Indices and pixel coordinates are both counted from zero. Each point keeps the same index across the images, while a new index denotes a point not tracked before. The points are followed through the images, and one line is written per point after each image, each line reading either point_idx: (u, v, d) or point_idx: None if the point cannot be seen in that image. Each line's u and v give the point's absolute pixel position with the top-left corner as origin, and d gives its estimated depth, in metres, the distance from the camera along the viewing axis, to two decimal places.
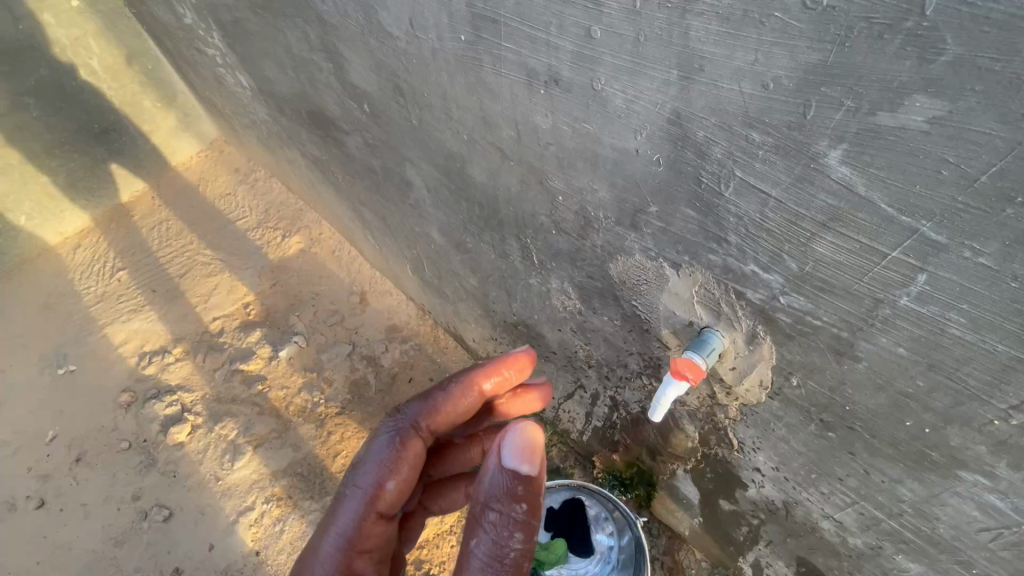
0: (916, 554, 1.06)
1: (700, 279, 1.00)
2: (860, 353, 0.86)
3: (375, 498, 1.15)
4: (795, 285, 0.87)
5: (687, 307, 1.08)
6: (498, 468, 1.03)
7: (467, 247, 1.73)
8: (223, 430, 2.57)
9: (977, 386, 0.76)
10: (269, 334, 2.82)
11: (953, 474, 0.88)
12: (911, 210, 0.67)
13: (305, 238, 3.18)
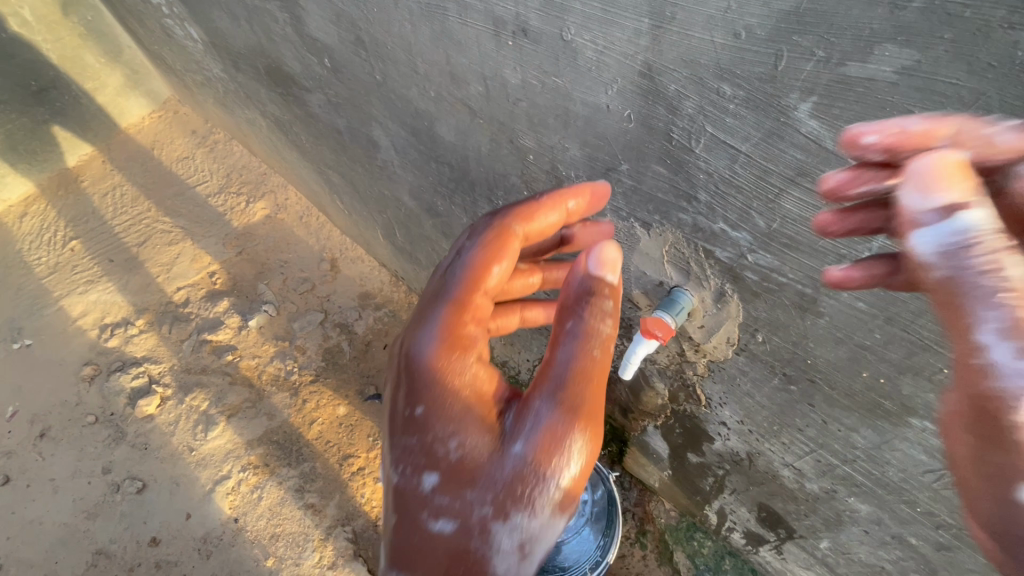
0: (868, 496, 1.13)
1: (669, 238, 1.01)
2: (822, 309, 0.89)
3: (478, 281, 0.94)
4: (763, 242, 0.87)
5: (657, 266, 1.09)
6: (585, 272, 0.89)
7: (439, 209, 1.69)
8: (194, 401, 2.52)
9: (931, 337, 0.79)
10: (237, 303, 2.76)
11: (904, 421, 0.93)
12: None
13: (270, 203, 3.08)
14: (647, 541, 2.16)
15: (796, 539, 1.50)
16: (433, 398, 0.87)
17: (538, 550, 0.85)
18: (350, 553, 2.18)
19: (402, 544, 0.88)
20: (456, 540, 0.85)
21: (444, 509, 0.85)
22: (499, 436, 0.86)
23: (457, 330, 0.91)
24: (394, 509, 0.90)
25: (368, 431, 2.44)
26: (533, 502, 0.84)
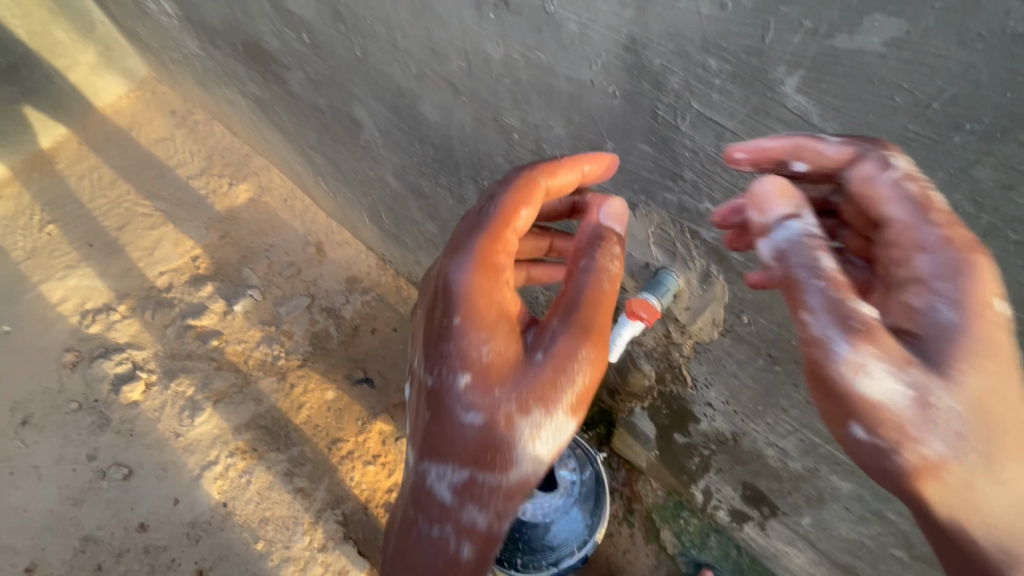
0: (850, 474, 1.15)
1: (656, 218, 1.00)
2: None
3: (507, 225, 0.94)
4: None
5: (644, 247, 1.08)
6: (597, 222, 0.98)
7: (424, 191, 1.66)
8: (180, 387, 2.49)
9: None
10: (222, 288, 2.72)
11: None
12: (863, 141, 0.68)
13: (254, 186, 3.02)
14: (634, 519, 2.20)
15: (778, 516, 1.53)
16: (467, 317, 0.93)
17: (551, 445, 0.98)
18: (341, 535, 2.18)
19: (434, 433, 0.99)
20: (483, 433, 0.96)
21: (473, 410, 0.95)
22: (524, 349, 0.96)
23: (490, 258, 0.94)
24: (426, 405, 1.00)
25: (357, 414, 2.45)
26: (551, 408, 0.95)
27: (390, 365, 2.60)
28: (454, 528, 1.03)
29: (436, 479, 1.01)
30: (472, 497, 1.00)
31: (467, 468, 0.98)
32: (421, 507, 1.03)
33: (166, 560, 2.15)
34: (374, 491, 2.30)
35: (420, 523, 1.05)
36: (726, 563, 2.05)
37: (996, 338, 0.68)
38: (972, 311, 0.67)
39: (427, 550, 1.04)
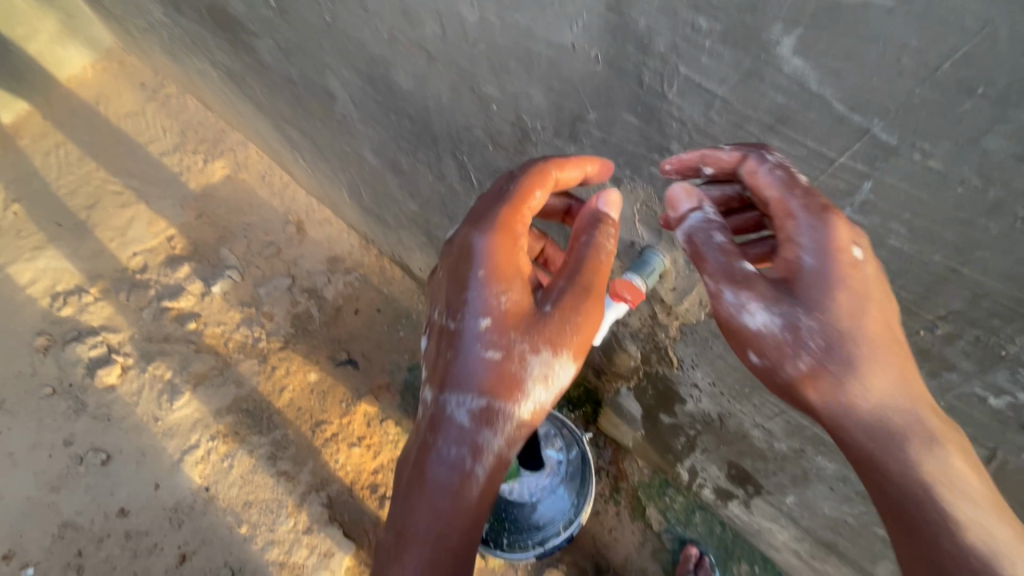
0: (836, 455, 1.13)
1: (641, 196, 0.98)
2: None
3: (523, 205, 0.95)
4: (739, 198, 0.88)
5: (630, 226, 1.08)
6: (595, 209, 0.98)
7: (403, 167, 1.59)
8: (157, 370, 2.42)
9: (908, 298, 0.82)
10: (199, 269, 2.64)
11: None
12: (863, 108, 0.65)
13: (230, 162, 2.91)
14: (620, 497, 2.20)
15: (763, 495, 1.53)
16: (488, 265, 0.95)
17: (563, 379, 1.00)
18: (326, 518, 2.16)
19: (452, 366, 0.99)
20: (495, 377, 0.97)
21: (491, 344, 0.96)
22: (535, 304, 0.97)
23: (510, 219, 0.95)
24: (445, 340, 1.00)
25: (341, 396, 2.42)
26: (563, 348, 0.97)
27: (374, 347, 2.55)
28: (468, 462, 1.00)
29: (452, 413, 1.00)
30: (487, 429, 1.00)
31: (484, 399, 0.98)
32: (434, 440, 1.01)
33: (148, 544, 2.12)
34: (358, 473, 2.28)
35: (432, 458, 1.01)
36: (710, 539, 2.08)
37: (855, 274, 0.76)
38: (832, 253, 0.76)
39: (440, 485, 1.00)
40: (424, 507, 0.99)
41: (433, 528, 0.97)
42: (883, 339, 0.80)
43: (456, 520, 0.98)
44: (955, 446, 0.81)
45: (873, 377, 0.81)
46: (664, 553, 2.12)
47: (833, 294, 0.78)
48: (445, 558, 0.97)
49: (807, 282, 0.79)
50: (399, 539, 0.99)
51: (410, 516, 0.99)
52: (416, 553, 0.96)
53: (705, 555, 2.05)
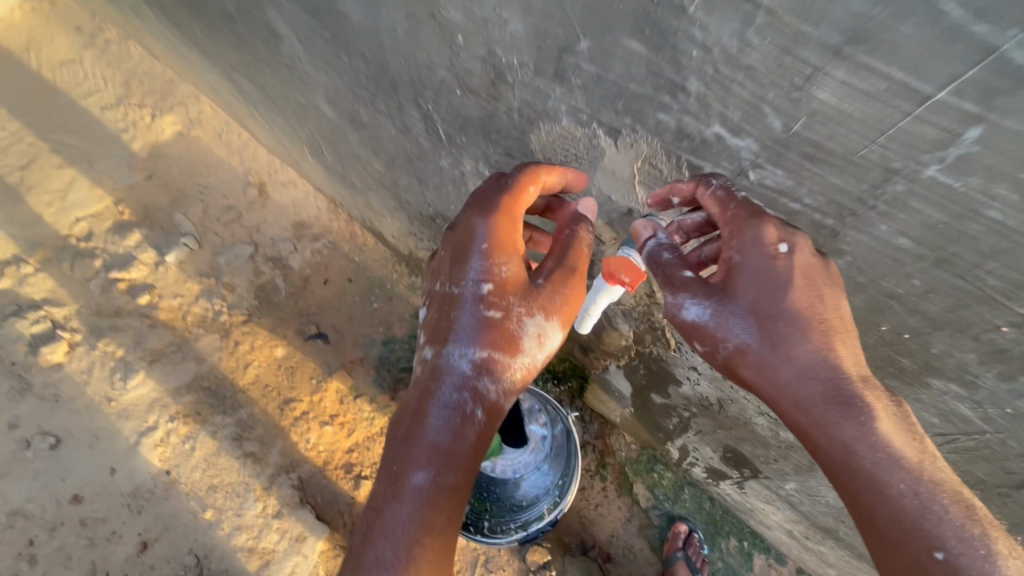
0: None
1: (644, 151, 0.89)
2: (846, 242, 0.81)
3: (519, 196, 0.97)
4: (780, 147, 0.73)
5: (630, 189, 1.01)
6: (577, 210, 1.05)
7: (363, 121, 1.39)
8: (109, 347, 2.22)
9: (998, 288, 0.71)
10: (152, 236, 2.41)
11: (926, 382, 0.93)
12: (992, 17, 0.48)
13: (182, 117, 2.63)
14: (607, 473, 2.10)
15: (760, 479, 1.44)
16: (488, 245, 0.99)
17: (554, 341, 1.07)
18: (297, 500, 2.05)
19: (453, 321, 1.04)
20: (491, 343, 1.02)
21: (492, 302, 1.00)
22: (529, 283, 1.02)
23: (511, 198, 0.97)
24: (447, 300, 1.05)
25: (311, 372, 2.27)
26: (555, 317, 1.04)
27: (346, 320, 2.39)
28: (468, 408, 1.03)
29: (453, 365, 1.04)
30: (487, 379, 1.04)
31: (485, 351, 1.02)
32: (434, 389, 1.04)
33: (106, 532, 1.99)
34: (332, 452, 2.17)
35: (432, 406, 1.03)
36: (699, 515, 2.03)
37: (779, 263, 0.81)
38: (755, 248, 0.81)
39: (440, 429, 1.01)
40: (423, 450, 1.00)
41: (431, 469, 0.99)
42: (811, 317, 0.82)
43: (455, 462, 1.00)
44: (888, 413, 0.83)
45: (799, 353, 0.84)
46: (651, 529, 2.08)
47: (758, 282, 0.83)
48: (443, 499, 0.98)
49: (737, 273, 0.85)
50: (396, 483, 0.99)
51: (407, 460, 1.00)
52: (415, 493, 0.97)
53: (694, 532, 2.00)
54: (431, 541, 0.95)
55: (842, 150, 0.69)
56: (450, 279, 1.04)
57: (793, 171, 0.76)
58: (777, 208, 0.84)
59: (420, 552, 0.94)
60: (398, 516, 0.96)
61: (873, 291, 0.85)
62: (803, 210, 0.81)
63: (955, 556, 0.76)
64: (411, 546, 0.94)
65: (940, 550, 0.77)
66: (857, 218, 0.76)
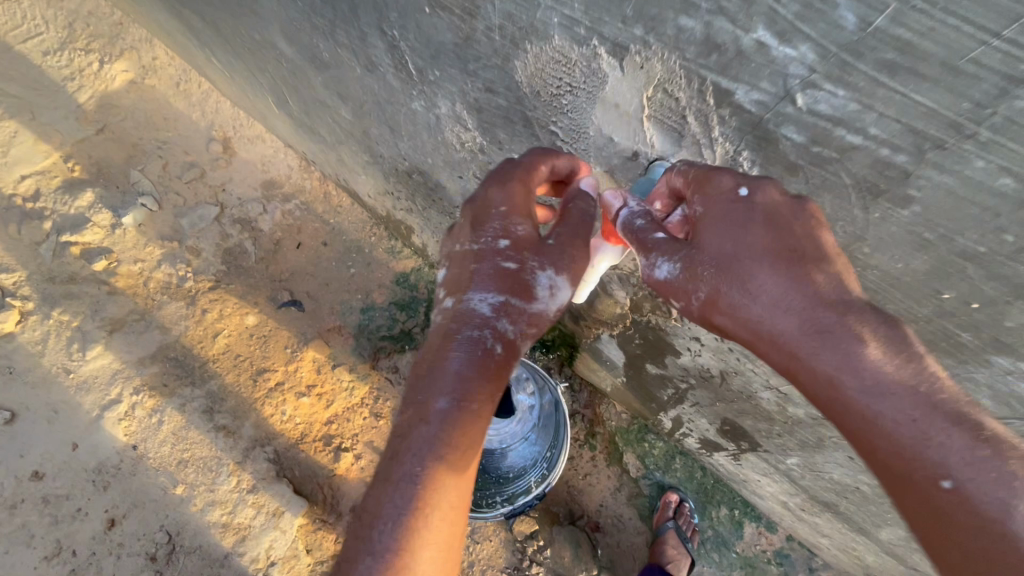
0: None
1: (658, 75, 0.82)
2: (914, 184, 0.70)
3: (533, 170, 0.95)
4: (849, 56, 0.63)
5: (637, 127, 0.93)
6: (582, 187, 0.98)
7: (331, 60, 1.24)
8: (65, 316, 2.01)
9: None
10: (106, 195, 2.18)
11: (985, 360, 0.84)
12: None
13: (133, 64, 2.38)
14: (596, 442, 2.04)
15: (758, 452, 1.39)
16: (503, 208, 0.94)
17: (571, 295, 0.99)
18: (274, 475, 1.95)
19: (471, 268, 0.97)
20: (508, 290, 0.94)
21: (508, 252, 0.94)
22: (542, 243, 0.95)
23: (525, 171, 0.95)
24: (465, 251, 0.99)
25: (285, 341, 2.14)
26: (568, 275, 0.96)
27: (321, 286, 2.25)
28: (487, 346, 0.94)
29: (469, 311, 0.95)
30: (507, 324, 0.95)
31: (503, 295, 0.94)
32: (452, 329, 0.96)
33: (70, 509, 1.86)
34: (309, 425, 2.07)
35: (450, 344, 0.95)
36: (690, 485, 1.99)
37: (737, 206, 0.78)
38: (716, 196, 0.79)
39: (461, 360, 0.94)
40: (446, 378, 0.93)
41: (455, 394, 0.92)
42: (776, 244, 0.76)
43: (479, 391, 0.93)
44: (880, 333, 0.72)
45: (766, 285, 0.76)
46: (640, 498, 2.03)
47: (722, 224, 0.79)
48: (468, 425, 0.91)
49: (701, 220, 0.81)
50: (421, 408, 0.93)
51: (429, 387, 0.93)
52: (439, 418, 0.91)
53: (684, 502, 1.96)
54: (457, 465, 0.90)
55: (943, 53, 0.58)
56: (467, 233, 0.98)
57: (863, 88, 0.65)
58: (826, 143, 0.73)
59: (448, 471, 0.89)
60: (425, 435, 0.90)
61: (943, 250, 0.75)
62: (865, 143, 0.70)
63: (965, 484, 0.67)
64: (438, 466, 0.89)
65: (946, 479, 0.68)
66: (943, 153, 0.65)
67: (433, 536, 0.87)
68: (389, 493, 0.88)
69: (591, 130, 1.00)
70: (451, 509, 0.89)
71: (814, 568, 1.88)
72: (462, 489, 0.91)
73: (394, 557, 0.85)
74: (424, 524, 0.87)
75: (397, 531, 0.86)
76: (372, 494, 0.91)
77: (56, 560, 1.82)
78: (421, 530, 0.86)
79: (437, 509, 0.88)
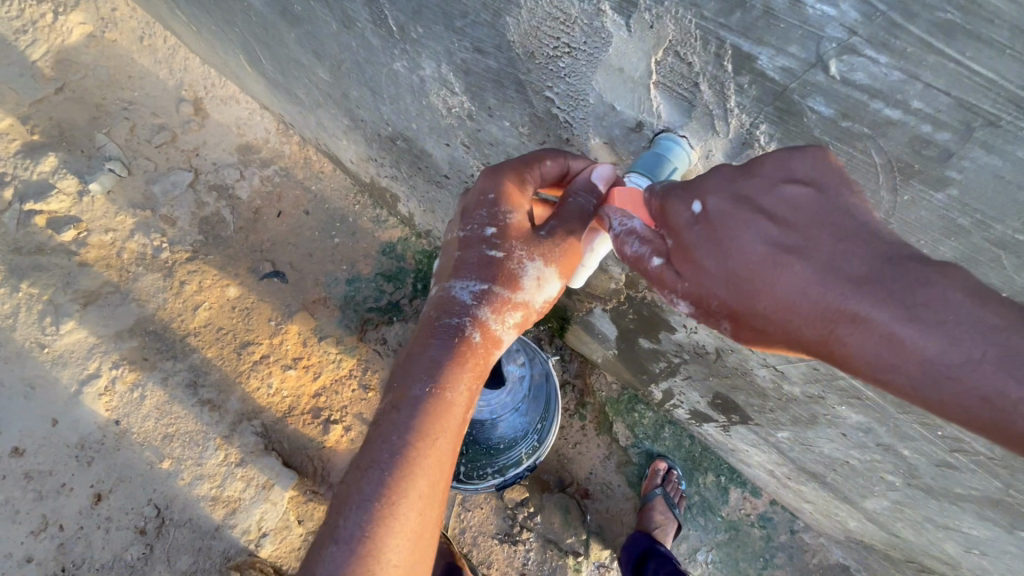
0: (866, 408, 1.03)
1: (669, 37, 0.78)
2: (958, 166, 0.70)
3: (533, 161, 0.92)
4: (899, 16, 0.61)
5: (643, 93, 0.89)
6: (588, 181, 0.92)
7: (309, 12, 1.14)
8: (34, 289, 1.88)
9: None
10: (70, 160, 2.03)
11: None
12: None
13: (90, 15, 2.19)
14: (586, 412, 2.05)
15: (748, 425, 1.40)
16: (493, 194, 0.90)
17: (555, 291, 0.95)
18: (262, 448, 1.93)
19: (456, 256, 0.93)
20: (492, 281, 0.90)
21: (494, 240, 0.89)
22: (529, 235, 0.90)
23: (526, 161, 0.92)
24: (453, 238, 0.95)
25: (269, 314, 2.08)
26: (553, 268, 0.92)
27: (305, 256, 2.18)
28: (466, 334, 0.91)
29: (451, 298, 0.92)
30: (488, 314, 0.91)
31: (485, 285, 0.90)
32: (433, 317, 0.93)
33: (54, 485, 1.78)
34: (297, 398, 2.05)
35: (430, 333, 0.93)
36: (678, 453, 2.02)
37: (704, 224, 0.77)
38: (679, 221, 0.79)
39: (439, 349, 0.91)
40: (421, 364, 0.91)
41: (429, 381, 0.89)
42: (757, 253, 0.73)
43: (456, 380, 0.91)
44: (909, 307, 0.62)
45: (771, 290, 0.72)
46: (630, 466, 2.06)
47: (699, 245, 0.77)
48: (442, 413, 0.89)
49: (678, 247, 0.80)
50: (394, 395, 0.91)
51: (405, 373, 0.91)
52: (412, 404, 0.89)
53: (672, 469, 1.98)
54: (428, 453, 0.87)
55: (1015, 13, 0.55)
56: (457, 219, 0.94)
57: (911, 56, 0.63)
58: (858, 117, 0.73)
59: (419, 460, 0.86)
60: (396, 423, 0.88)
61: (976, 237, 0.77)
62: (904, 118, 0.69)
63: None
64: (407, 454, 0.86)
65: None
66: (994, 131, 0.65)
67: (401, 526, 0.84)
68: (360, 478, 0.86)
69: (592, 96, 0.94)
70: (421, 498, 0.86)
71: (796, 530, 1.93)
72: (435, 478, 0.88)
73: (359, 545, 0.82)
74: (392, 512, 0.84)
75: (364, 519, 0.83)
76: (344, 480, 0.89)
77: (43, 535, 1.75)
78: (388, 518, 0.84)
79: (406, 497, 0.85)
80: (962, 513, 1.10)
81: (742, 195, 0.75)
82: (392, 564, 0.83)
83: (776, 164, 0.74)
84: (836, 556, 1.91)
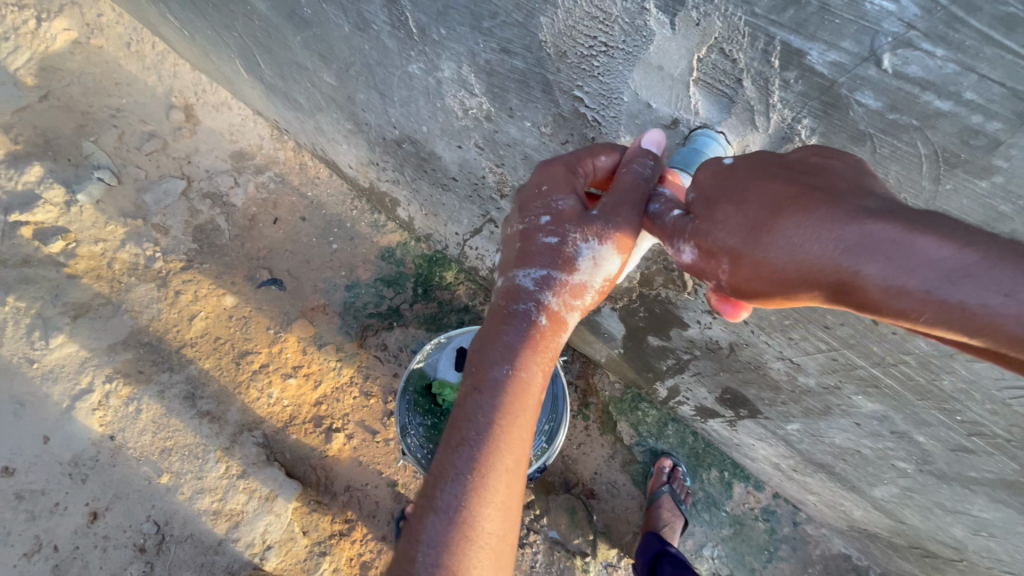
0: (884, 396, 1.06)
1: (716, 33, 0.80)
2: (1000, 158, 0.73)
3: (584, 153, 0.93)
4: (961, 10, 0.63)
5: (681, 90, 0.91)
6: (638, 154, 0.90)
7: (322, 13, 1.14)
8: (21, 302, 1.80)
9: None
10: (56, 168, 1.97)
11: None
12: None
13: (75, 22, 2.15)
14: (590, 412, 2.06)
15: (757, 419, 1.43)
16: (546, 186, 0.91)
17: (619, 268, 0.91)
18: (264, 459, 1.90)
19: (517, 248, 0.94)
20: (551, 264, 0.90)
21: (550, 228, 0.90)
22: (584, 215, 0.88)
23: (577, 154, 0.94)
24: (513, 233, 0.96)
25: (267, 323, 2.05)
26: (616, 248, 0.88)
27: (302, 264, 2.15)
28: (532, 319, 0.92)
29: (514, 286, 0.93)
30: (551, 299, 0.91)
31: (545, 270, 0.90)
32: (502, 306, 0.94)
33: (48, 505, 1.70)
34: (298, 406, 2.02)
35: (499, 320, 0.94)
36: (683, 449, 2.04)
37: (727, 172, 0.80)
38: (705, 174, 0.83)
39: (513, 333, 0.92)
40: (496, 348, 0.92)
41: (506, 363, 0.91)
42: (773, 188, 0.73)
43: (530, 363, 0.92)
44: (917, 220, 0.61)
45: (780, 219, 0.70)
46: (635, 465, 2.07)
47: (720, 192, 0.79)
48: (520, 394, 0.90)
49: (699, 198, 0.82)
50: (475, 377, 0.92)
51: (482, 358, 0.93)
52: (495, 385, 0.90)
53: (678, 465, 2.00)
54: (511, 430, 0.89)
55: None
56: (515, 214, 0.95)
57: (968, 48, 0.65)
58: (907, 109, 0.75)
59: (505, 436, 0.88)
60: (479, 404, 0.90)
61: (1017, 223, 0.77)
62: (954, 109, 0.71)
63: None
64: (494, 431, 0.88)
65: None
66: None
67: (492, 498, 0.86)
68: (451, 455, 0.89)
69: (626, 95, 0.96)
70: (508, 471, 0.88)
71: (799, 522, 1.96)
72: (519, 451, 0.90)
73: (457, 515, 0.85)
74: (484, 484, 0.86)
75: (460, 491, 0.86)
76: (437, 457, 0.92)
77: (37, 556, 1.67)
78: (481, 491, 0.86)
79: (495, 470, 0.87)
80: (975, 496, 1.13)
81: (769, 158, 0.79)
82: (490, 531, 0.86)
83: (813, 148, 0.79)
84: (839, 546, 1.94)
